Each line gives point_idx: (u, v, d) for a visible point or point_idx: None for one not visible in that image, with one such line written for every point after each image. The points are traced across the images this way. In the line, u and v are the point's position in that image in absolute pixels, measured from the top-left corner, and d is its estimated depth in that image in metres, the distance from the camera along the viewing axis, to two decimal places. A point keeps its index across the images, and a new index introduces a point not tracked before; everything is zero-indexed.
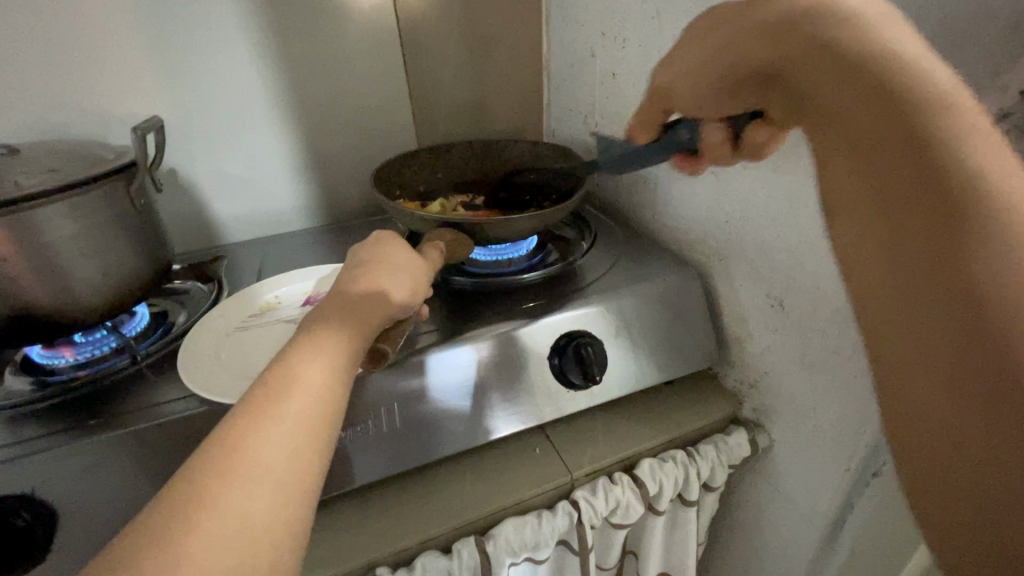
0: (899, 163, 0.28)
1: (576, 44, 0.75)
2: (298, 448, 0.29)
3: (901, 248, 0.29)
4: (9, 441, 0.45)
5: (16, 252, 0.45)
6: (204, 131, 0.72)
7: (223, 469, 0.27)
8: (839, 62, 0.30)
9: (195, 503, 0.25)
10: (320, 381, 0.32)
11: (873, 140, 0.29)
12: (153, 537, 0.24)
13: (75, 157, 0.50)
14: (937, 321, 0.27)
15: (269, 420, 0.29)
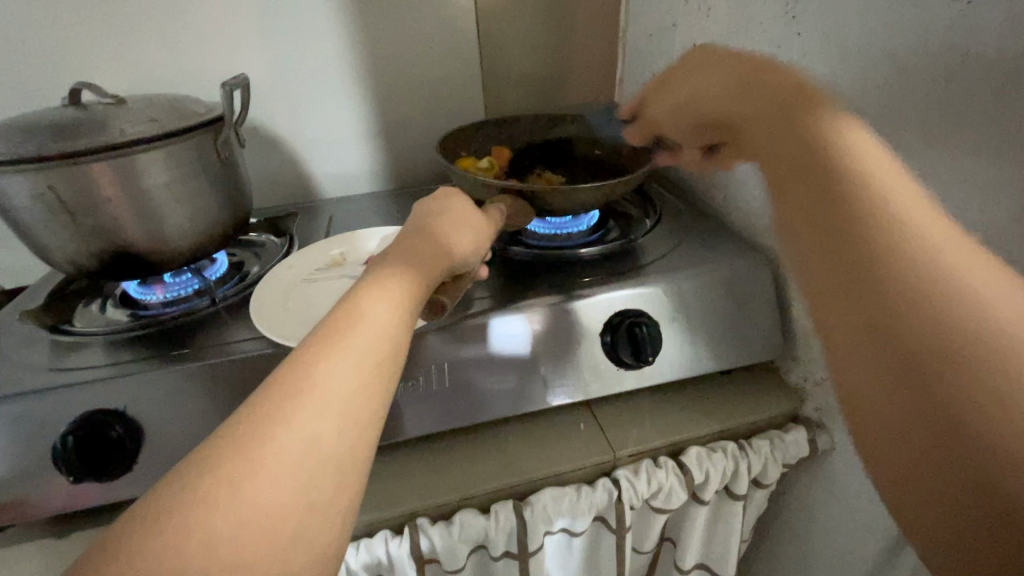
0: (810, 189, 0.30)
1: (656, 12, 0.71)
2: (348, 399, 0.29)
3: (817, 256, 0.29)
4: (107, 363, 0.50)
5: (117, 194, 0.50)
6: (283, 93, 0.76)
7: (290, 398, 0.28)
8: (800, 141, 0.32)
9: (247, 443, 0.26)
10: (373, 334, 0.32)
11: (796, 165, 0.31)
12: (210, 468, 0.25)
13: (172, 109, 0.54)
14: (853, 318, 0.26)
15: (318, 370, 0.29)
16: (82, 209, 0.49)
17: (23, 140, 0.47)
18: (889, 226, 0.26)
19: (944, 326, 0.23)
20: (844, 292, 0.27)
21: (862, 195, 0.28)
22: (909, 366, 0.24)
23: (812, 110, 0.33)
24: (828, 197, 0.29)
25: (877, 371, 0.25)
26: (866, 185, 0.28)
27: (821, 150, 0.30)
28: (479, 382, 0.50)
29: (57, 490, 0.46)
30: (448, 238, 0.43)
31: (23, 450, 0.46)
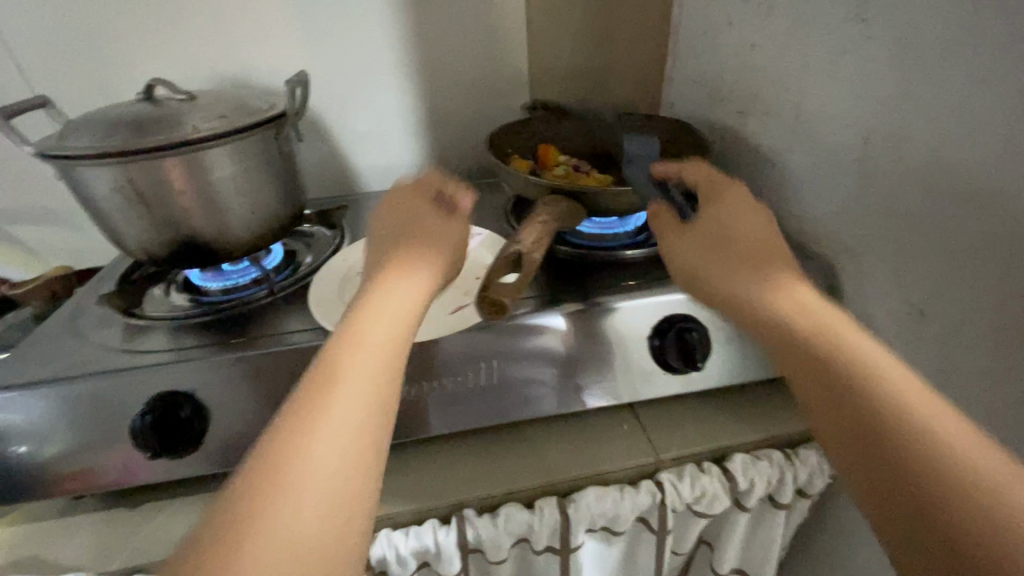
0: (811, 370, 0.37)
1: (711, 9, 0.69)
2: (337, 467, 0.31)
3: (832, 419, 0.35)
4: (173, 347, 0.53)
5: (187, 187, 0.52)
6: (335, 89, 0.78)
7: (295, 447, 0.31)
8: (788, 309, 0.40)
9: (244, 525, 0.28)
10: (360, 397, 0.34)
11: (791, 353, 0.38)
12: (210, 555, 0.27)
13: (238, 105, 0.56)
14: (862, 453, 0.33)
15: (307, 442, 0.31)
16: (155, 201, 0.52)
17: (105, 135, 0.50)
18: (885, 392, 0.33)
19: (936, 461, 0.30)
20: (850, 433, 0.34)
21: (855, 371, 0.35)
22: (908, 489, 0.30)
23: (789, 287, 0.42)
24: (822, 369, 0.36)
25: (887, 492, 0.31)
26: (851, 359, 0.35)
27: (806, 334, 0.38)
28: (525, 380, 0.51)
29: (131, 463, 0.50)
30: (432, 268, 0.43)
31: (102, 424, 0.49)
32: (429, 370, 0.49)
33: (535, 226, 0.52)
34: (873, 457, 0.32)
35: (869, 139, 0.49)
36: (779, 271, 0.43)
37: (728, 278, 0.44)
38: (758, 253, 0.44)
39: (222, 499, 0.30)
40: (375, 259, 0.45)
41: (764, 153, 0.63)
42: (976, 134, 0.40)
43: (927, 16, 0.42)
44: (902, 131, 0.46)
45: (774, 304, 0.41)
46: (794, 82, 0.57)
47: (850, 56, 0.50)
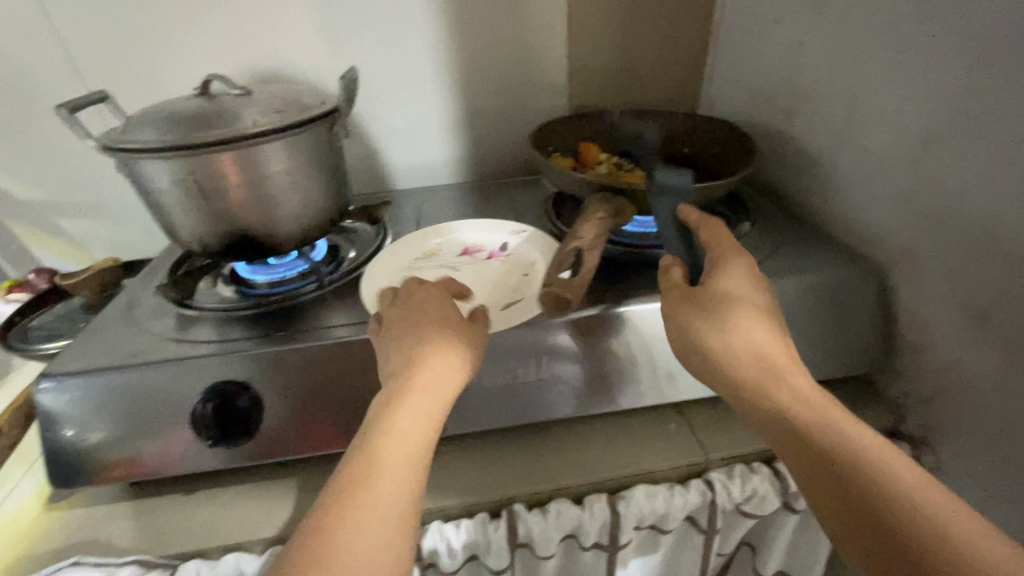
0: (827, 467, 0.36)
1: (758, 8, 0.68)
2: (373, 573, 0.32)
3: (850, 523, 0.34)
4: (227, 338, 0.54)
5: (243, 181, 0.53)
6: (377, 87, 0.78)
7: (347, 497, 0.34)
8: (767, 359, 0.42)
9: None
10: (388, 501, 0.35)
11: (802, 447, 0.38)
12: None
13: (292, 101, 0.57)
14: (851, 502, 0.35)
15: (336, 561, 0.31)
16: (213, 195, 0.53)
17: (167, 129, 0.51)
18: (902, 498, 0.33)
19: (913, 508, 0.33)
20: (839, 483, 0.36)
21: (828, 425, 0.38)
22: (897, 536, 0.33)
23: (767, 331, 0.43)
24: (841, 468, 0.36)
25: (879, 538, 0.33)
26: (865, 457, 0.35)
27: (813, 428, 0.38)
28: (572, 376, 0.51)
29: (188, 450, 0.51)
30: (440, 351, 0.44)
31: (159, 412, 0.50)
32: (481, 364, 0.50)
33: (594, 221, 0.52)
34: (861, 505, 0.34)
35: (931, 139, 0.49)
36: (784, 348, 0.43)
37: (742, 337, 0.43)
38: (762, 327, 0.43)
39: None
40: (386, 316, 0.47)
41: (813, 153, 0.62)
42: None
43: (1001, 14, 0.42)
44: (969, 130, 0.45)
45: (775, 390, 0.40)
46: (849, 82, 0.56)
47: (913, 54, 0.49)
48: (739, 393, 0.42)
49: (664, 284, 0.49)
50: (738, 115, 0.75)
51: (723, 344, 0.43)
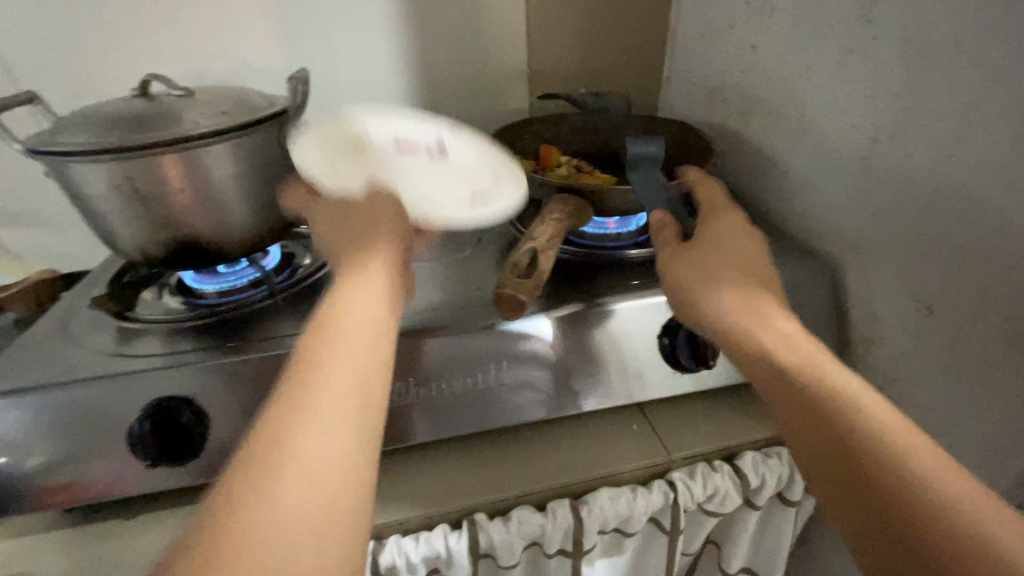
0: (806, 406, 0.34)
1: (712, 11, 0.70)
2: (312, 523, 0.27)
3: (825, 463, 0.33)
4: (171, 351, 0.51)
5: (185, 185, 0.51)
6: (334, 88, 0.76)
7: (277, 439, 0.29)
8: (744, 298, 0.41)
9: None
10: (321, 441, 0.29)
11: (782, 391, 0.36)
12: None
13: (240, 102, 0.55)
14: (821, 437, 0.33)
15: (261, 509, 0.27)
16: (153, 200, 0.50)
17: (102, 131, 0.48)
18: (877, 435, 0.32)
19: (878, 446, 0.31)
20: (811, 418, 0.34)
21: (801, 361, 0.36)
22: (864, 473, 0.31)
23: (745, 277, 0.42)
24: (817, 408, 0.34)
25: (847, 476, 0.32)
26: (832, 385, 0.34)
27: (796, 365, 0.36)
28: (532, 381, 0.50)
29: (128, 471, 0.48)
30: (370, 277, 0.39)
31: (94, 432, 0.47)
32: (438, 372, 0.48)
33: (550, 223, 0.51)
34: (833, 443, 0.33)
35: (877, 138, 0.50)
36: (758, 296, 0.41)
37: (729, 277, 0.42)
38: (737, 269, 0.43)
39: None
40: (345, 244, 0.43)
41: (768, 154, 0.64)
42: (988, 130, 0.41)
43: (938, 14, 0.43)
44: (912, 128, 0.47)
45: (758, 325, 0.39)
46: (800, 82, 0.57)
47: (859, 57, 0.50)
48: (719, 337, 0.40)
49: (657, 242, 0.47)
50: (695, 117, 0.76)
51: (702, 287, 0.42)
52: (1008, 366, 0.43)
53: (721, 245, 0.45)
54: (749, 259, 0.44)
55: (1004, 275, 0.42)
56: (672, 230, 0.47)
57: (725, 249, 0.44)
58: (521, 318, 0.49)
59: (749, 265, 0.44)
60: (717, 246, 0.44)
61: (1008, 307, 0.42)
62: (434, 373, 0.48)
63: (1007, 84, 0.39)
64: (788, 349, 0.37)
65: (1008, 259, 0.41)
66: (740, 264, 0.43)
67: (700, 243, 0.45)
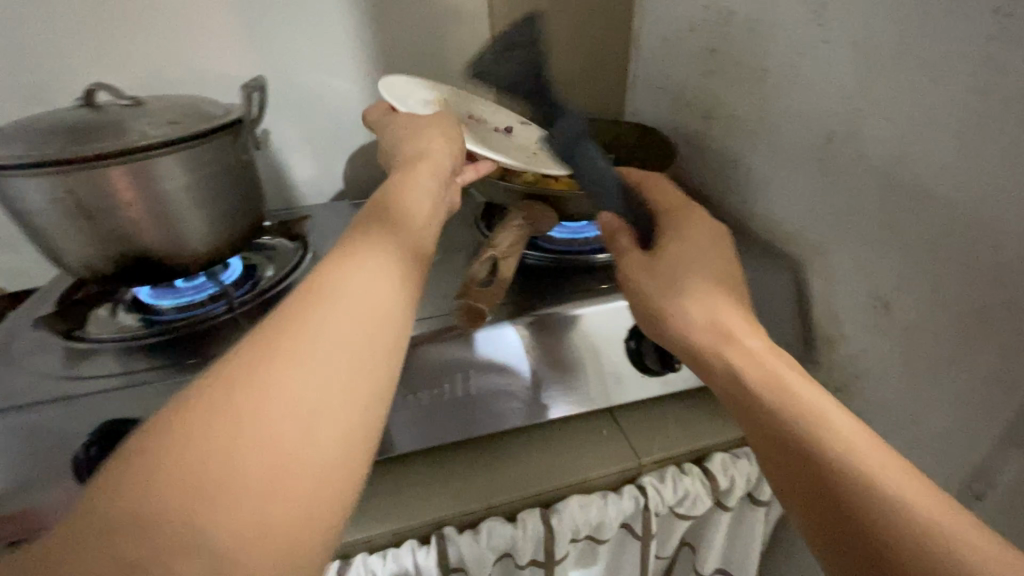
0: (771, 426, 0.34)
1: (672, 17, 0.71)
2: (266, 508, 0.25)
3: (792, 480, 0.33)
4: (122, 371, 0.49)
5: (136, 198, 0.49)
6: (295, 96, 0.74)
7: (249, 400, 0.27)
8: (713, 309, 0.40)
9: (156, 523, 0.22)
10: (329, 373, 0.29)
11: (753, 424, 0.36)
12: (108, 558, 0.21)
13: (192, 112, 0.53)
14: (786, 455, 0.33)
15: (217, 481, 0.24)
16: (101, 214, 0.48)
17: (43, 144, 0.46)
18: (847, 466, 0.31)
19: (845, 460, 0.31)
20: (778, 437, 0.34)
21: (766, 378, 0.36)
22: (831, 490, 0.31)
23: (711, 287, 0.42)
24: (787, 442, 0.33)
25: (815, 494, 0.32)
26: (797, 402, 0.34)
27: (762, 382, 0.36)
28: (501, 390, 0.49)
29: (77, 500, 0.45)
30: (374, 245, 0.37)
31: (39, 460, 0.44)
32: (403, 383, 0.47)
33: (511, 230, 0.51)
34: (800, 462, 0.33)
35: (832, 140, 0.51)
36: (727, 307, 0.40)
37: (699, 288, 0.41)
38: (703, 279, 0.42)
39: (115, 477, 0.24)
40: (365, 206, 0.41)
41: (730, 156, 0.64)
42: (934, 132, 0.42)
43: (884, 19, 0.44)
44: (864, 129, 0.48)
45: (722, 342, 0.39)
46: (757, 86, 0.58)
47: (812, 61, 0.51)
48: (689, 358, 0.41)
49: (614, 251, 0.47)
50: (660, 121, 0.77)
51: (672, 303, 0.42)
52: (961, 361, 0.44)
53: (679, 253, 0.44)
54: (716, 269, 0.43)
55: (954, 272, 0.43)
56: (626, 237, 0.46)
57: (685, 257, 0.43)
58: (487, 328, 0.48)
59: (720, 275, 0.43)
60: (676, 255, 0.44)
61: (959, 303, 0.43)
62: (400, 385, 0.47)
63: (951, 86, 0.40)
64: (754, 363, 0.37)
65: (956, 256, 0.42)
66: (710, 274, 0.43)
67: (658, 260, 0.44)
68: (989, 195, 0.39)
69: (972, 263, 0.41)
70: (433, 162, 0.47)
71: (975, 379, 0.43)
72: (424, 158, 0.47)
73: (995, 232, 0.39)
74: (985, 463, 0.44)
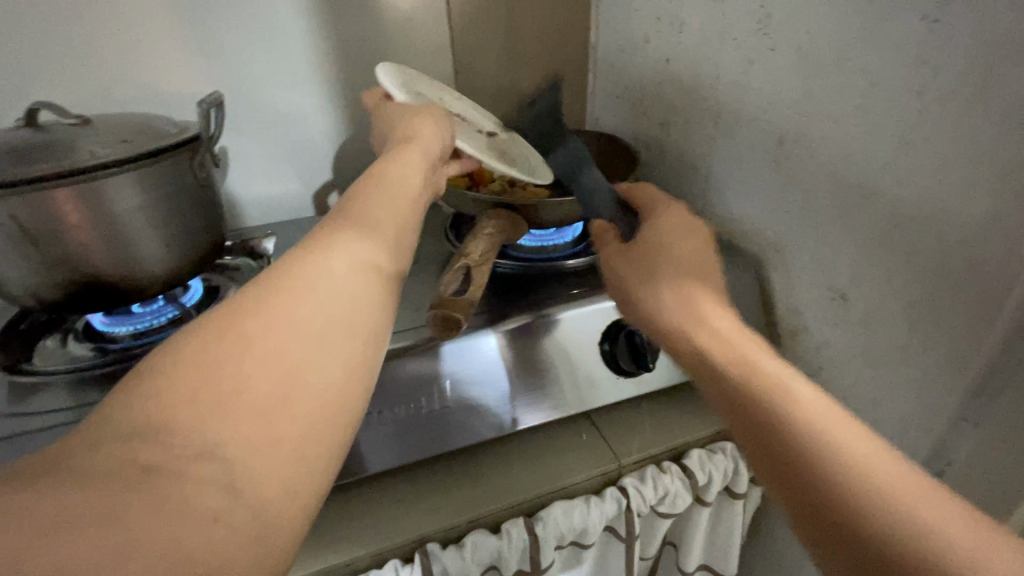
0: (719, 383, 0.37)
1: (627, 29, 0.73)
2: (256, 434, 0.25)
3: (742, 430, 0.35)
4: (76, 404, 0.46)
5: (84, 220, 0.46)
6: (254, 112, 0.73)
7: (239, 338, 0.27)
8: (669, 288, 0.44)
9: (166, 437, 0.24)
10: (332, 314, 0.30)
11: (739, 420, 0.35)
12: (123, 463, 0.23)
13: (145, 130, 0.51)
14: (734, 408, 0.36)
15: (204, 408, 0.25)
16: (47, 238, 0.46)
17: None
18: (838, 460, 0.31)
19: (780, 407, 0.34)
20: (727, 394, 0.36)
21: (714, 342, 0.39)
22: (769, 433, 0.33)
23: (682, 270, 0.45)
24: (768, 437, 0.33)
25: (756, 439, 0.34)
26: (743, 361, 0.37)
27: (715, 344, 0.39)
28: (479, 401, 0.49)
29: None
30: (367, 213, 0.38)
31: None
32: (379, 400, 0.46)
33: (482, 239, 0.51)
34: (745, 412, 0.35)
35: (784, 143, 0.53)
36: (689, 285, 0.43)
37: (664, 272, 0.45)
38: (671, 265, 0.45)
39: (124, 397, 0.25)
40: (357, 180, 0.42)
41: (689, 161, 0.67)
42: (878, 132, 0.45)
43: (827, 28, 0.47)
44: (813, 132, 0.50)
45: (679, 317, 0.42)
46: (711, 92, 0.61)
47: (761, 68, 0.54)
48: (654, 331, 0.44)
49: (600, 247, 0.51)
50: (621, 128, 0.79)
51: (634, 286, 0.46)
52: (915, 347, 0.46)
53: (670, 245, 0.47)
54: (688, 253, 0.46)
55: (904, 262, 0.45)
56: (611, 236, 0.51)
57: (666, 250, 0.46)
58: (459, 340, 0.49)
59: (688, 256, 0.46)
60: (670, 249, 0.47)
61: (909, 292, 0.46)
62: (376, 402, 0.46)
63: (891, 89, 0.43)
64: (706, 331, 0.40)
65: (905, 248, 0.45)
66: (682, 262, 0.45)
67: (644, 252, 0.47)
68: (931, 189, 0.42)
69: (919, 253, 0.44)
70: (422, 143, 0.47)
71: (928, 363, 0.46)
72: (413, 136, 0.48)
73: (938, 223, 0.42)
74: (943, 442, 0.46)
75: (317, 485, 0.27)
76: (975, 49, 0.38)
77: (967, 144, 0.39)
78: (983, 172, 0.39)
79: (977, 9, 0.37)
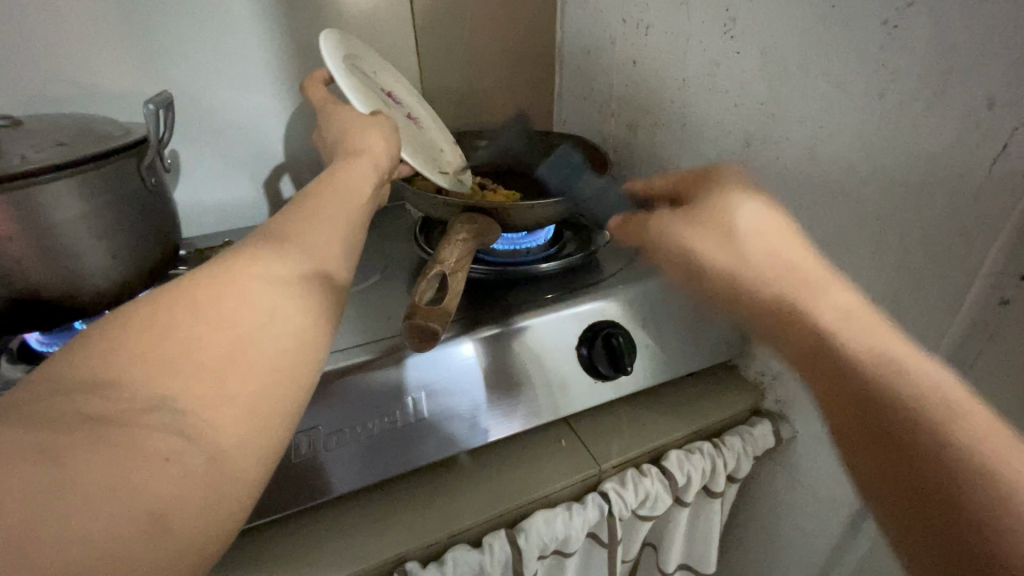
0: (794, 343, 0.34)
1: (593, 31, 0.73)
2: (205, 390, 0.26)
3: (833, 391, 0.31)
4: None
5: (16, 231, 0.42)
6: (206, 112, 0.69)
7: (192, 302, 0.28)
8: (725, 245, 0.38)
9: (113, 390, 0.24)
10: (285, 288, 0.31)
11: (857, 416, 0.29)
12: (65, 413, 0.22)
13: (85, 132, 0.47)
14: (815, 370, 0.32)
15: (149, 363, 0.25)
16: None
17: None
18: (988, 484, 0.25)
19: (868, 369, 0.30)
20: (812, 357, 0.32)
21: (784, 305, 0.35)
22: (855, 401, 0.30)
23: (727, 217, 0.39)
24: (860, 399, 0.30)
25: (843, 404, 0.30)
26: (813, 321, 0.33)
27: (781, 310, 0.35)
28: (457, 409, 0.48)
29: None
30: (322, 204, 0.39)
31: None
32: (350, 415, 0.45)
33: (456, 244, 0.49)
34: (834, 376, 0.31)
35: (751, 144, 0.54)
36: (760, 239, 0.38)
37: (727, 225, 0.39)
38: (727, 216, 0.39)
39: (72, 354, 0.25)
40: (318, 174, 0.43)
41: (658, 163, 0.67)
42: (841, 134, 0.46)
43: (791, 31, 0.48)
44: (778, 133, 0.51)
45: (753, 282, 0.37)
46: (678, 95, 0.61)
47: (726, 71, 0.55)
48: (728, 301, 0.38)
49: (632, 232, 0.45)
50: (589, 130, 0.79)
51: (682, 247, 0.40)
52: None
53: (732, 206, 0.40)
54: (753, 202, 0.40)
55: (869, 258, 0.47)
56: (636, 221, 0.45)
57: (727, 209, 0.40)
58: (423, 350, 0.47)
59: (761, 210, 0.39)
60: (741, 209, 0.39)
61: (876, 288, 0.47)
62: (347, 417, 0.44)
63: (855, 91, 0.44)
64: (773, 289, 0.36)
65: (871, 246, 0.46)
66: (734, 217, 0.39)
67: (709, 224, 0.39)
68: (893, 188, 0.43)
69: (881, 252, 0.46)
70: (380, 139, 0.47)
71: None
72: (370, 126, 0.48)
73: (900, 222, 0.44)
74: None
75: (270, 441, 0.28)
76: (933, 53, 0.39)
77: (925, 146, 0.41)
78: (941, 172, 0.40)
79: (934, 15, 0.38)
